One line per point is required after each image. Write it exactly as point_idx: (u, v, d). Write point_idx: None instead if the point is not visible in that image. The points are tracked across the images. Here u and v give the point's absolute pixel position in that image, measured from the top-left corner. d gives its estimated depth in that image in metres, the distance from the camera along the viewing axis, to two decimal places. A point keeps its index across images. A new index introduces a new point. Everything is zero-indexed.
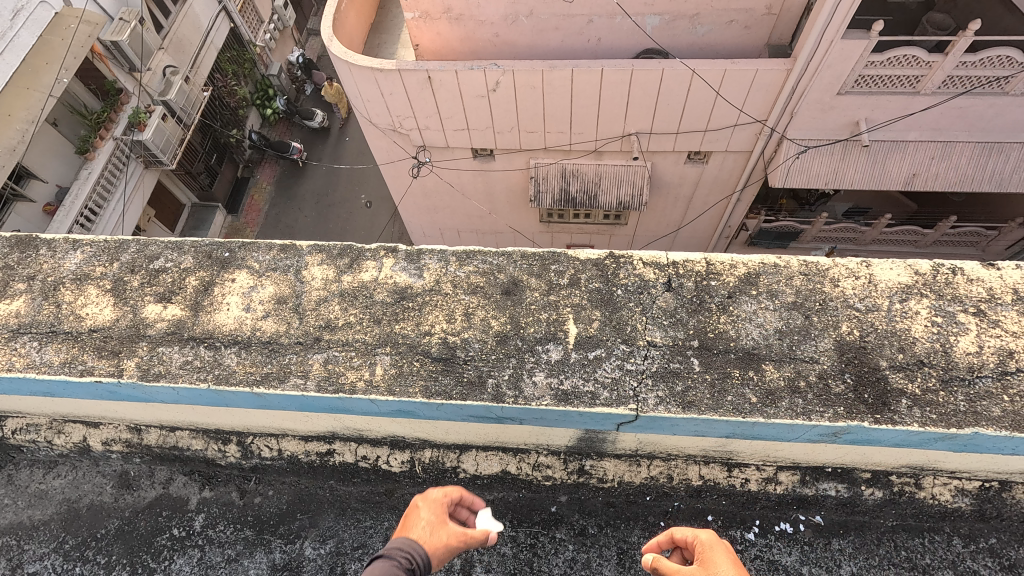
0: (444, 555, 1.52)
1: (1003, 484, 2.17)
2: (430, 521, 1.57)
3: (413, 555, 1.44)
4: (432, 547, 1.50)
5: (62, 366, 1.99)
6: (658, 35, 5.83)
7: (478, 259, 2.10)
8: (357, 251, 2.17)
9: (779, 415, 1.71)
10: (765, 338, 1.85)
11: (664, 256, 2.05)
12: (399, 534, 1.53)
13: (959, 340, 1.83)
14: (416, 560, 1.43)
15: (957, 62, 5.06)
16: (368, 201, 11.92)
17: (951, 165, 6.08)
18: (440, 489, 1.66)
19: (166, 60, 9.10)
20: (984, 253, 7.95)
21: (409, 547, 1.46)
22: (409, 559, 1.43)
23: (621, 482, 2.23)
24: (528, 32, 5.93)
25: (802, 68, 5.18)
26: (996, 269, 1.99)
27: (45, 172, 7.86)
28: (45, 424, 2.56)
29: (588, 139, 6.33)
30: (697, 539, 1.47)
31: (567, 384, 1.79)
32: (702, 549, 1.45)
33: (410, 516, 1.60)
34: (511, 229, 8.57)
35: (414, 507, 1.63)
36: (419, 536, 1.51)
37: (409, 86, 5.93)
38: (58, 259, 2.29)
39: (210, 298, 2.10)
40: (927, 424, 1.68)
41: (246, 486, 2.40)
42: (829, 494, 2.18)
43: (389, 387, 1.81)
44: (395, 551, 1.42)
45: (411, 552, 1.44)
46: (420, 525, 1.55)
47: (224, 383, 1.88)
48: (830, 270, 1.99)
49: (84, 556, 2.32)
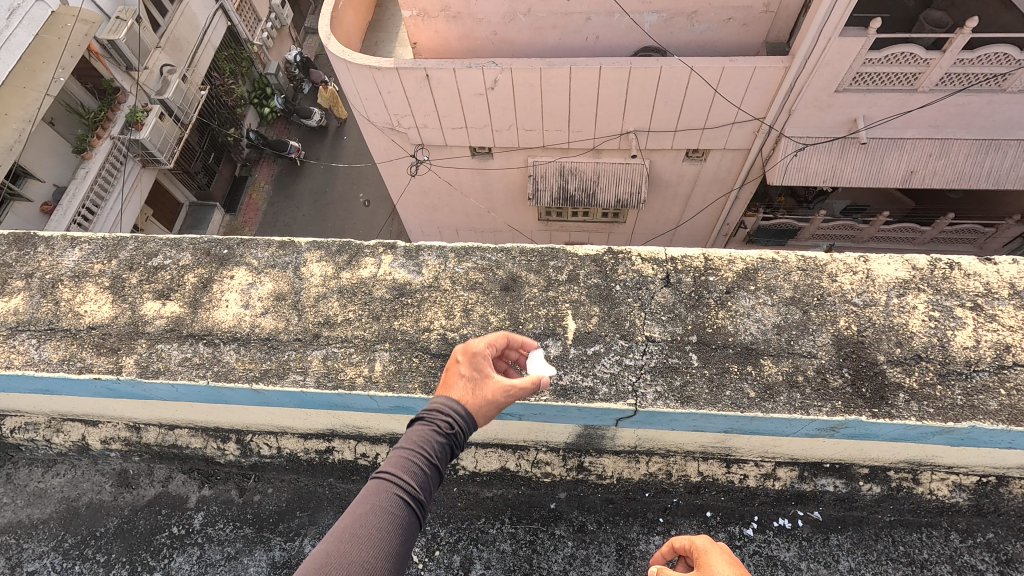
0: (491, 408, 1.45)
1: (1000, 479, 2.18)
2: (473, 377, 1.48)
3: (455, 418, 1.36)
4: (475, 405, 1.41)
5: (60, 364, 1.99)
6: (656, 33, 5.82)
7: (477, 255, 2.10)
8: (356, 247, 2.17)
9: (776, 410, 1.72)
10: (763, 333, 1.85)
11: (662, 252, 2.05)
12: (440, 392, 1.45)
13: (956, 334, 1.84)
14: (458, 424, 1.35)
15: (954, 60, 5.07)
16: (367, 200, 11.91)
17: (949, 162, 6.09)
18: (483, 342, 1.53)
19: (163, 58, 9.07)
20: (981, 250, 7.98)
21: (451, 408, 1.38)
22: (451, 422, 1.35)
23: (620, 478, 2.24)
24: (526, 30, 5.93)
25: (800, 65, 5.18)
26: (993, 264, 2.00)
27: (42, 172, 7.84)
28: (44, 422, 2.56)
29: (586, 137, 6.33)
30: (693, 544, 1.40)
31: (566, 380, 1.79)
32: (699, 555, 1.38)
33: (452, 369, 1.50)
34: (510, 227, 8.57)
35: (455, 362, 1.53)
36: (460, 397, 1.42)
37: (407, 85, 5.92)
38: (56, 257, 2.29)
39: (208, 295, 2.10)
40: (924, 418, 1.69)
41: (246, 484, 2.40)
42: (827, 490, 2.19)
43: (389, 383, 1.81)
44: (434, 415, 1.34)
45: (452, 416, 1.35)
46: (462, 382, 1.46)
47: (222, 379, 1.88)
48: (828, 265, 2.00)
49: (84, 554, 2.32)
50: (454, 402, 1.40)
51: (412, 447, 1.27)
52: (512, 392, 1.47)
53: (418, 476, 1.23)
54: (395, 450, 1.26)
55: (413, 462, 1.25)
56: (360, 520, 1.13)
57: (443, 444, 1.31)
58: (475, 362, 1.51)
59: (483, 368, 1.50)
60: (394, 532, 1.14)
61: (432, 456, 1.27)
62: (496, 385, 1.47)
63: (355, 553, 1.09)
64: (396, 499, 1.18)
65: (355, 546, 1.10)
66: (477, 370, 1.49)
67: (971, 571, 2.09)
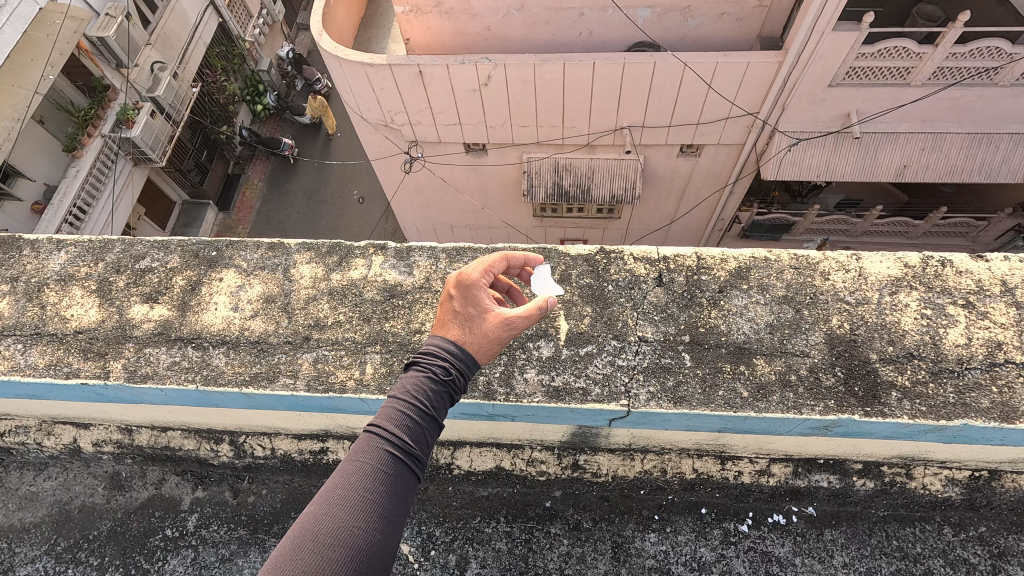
0: (491, 343, 1.43)
1: (992, 473, 2.19)
2: (477, 305, 1.45)
3: (454, 358, 1.34)
4: (476, 340, 1.39)
5: (47, 368, 1.96)
6: (649, 28, 5.80)
7: (468, 256, 2.09)
8: (346, 248, 2.15)
9: (770, 409, 1.72)
10: (756, 332, 1.85)
11: (655, 251, 2.05)
12: (437, 329, 1.41)
13: (948, 332, 1.84)
14: (456, 368, 1.33)
15: (946, 54, 5.08)
16: (361, 197, 11.85)
17: (941, 157, 6.10)
18: (477, 272, 1.46)
19: (154, 55, 8.98)
20: (974, 244, 8.02)
21: (449, 349, 1.36)
22: (448, 366, 1.33)
23: (615, 476, 2.23)
24: (520, 26, 5.90)
25: (793, 60, 5.18)
26: (984, 261, 2.00)
27: (32, 171, 7.75)
28: (34, 425, 2.54)
29: (580, 133, 6.31)
30: None
31: (559, 381, 1.78)
32: None
33: (447, 301, 1.45)
34: (504, 224, 8.55)
35: (449, 295, 1.47)
36: (458, 336, 1.39)
37: (400, 81, 5.88)
38: (42, 260, 2.26)
39: (196, 297, 2.08)
40: (916, 416, 1.69)
41: (239, 485, 2.38)
42: (821, 485, 2.19)
43: (380, 386, 1.80)
44: (430, 358, 1.31)
45: (449, 359, 1.33)
46: (459, 316, 1.42)
47: (212, 384, 1.86)
48: (820, 263, 2.00)
49: (76, 557, 2.31)
50: (453, 340, 1.38)
51: (405, 399, 1.25)
52: (516, 323, 1.47)
53: (410, 433, 1.21)
54: (386, 404, 1.24)
55: (406, 416, 1.23)
56: (348, 481, 1.12)
57: (439, 390, 1.29)
58: (478, 290, 1.47)
59: (486, 297, 1.48)
60: (387, 489, 1.13)
61: (427, 404, 1.26)
62: (499, 316, 1.46)
63: (343, 516, 1.08)
64: (387, 456, 1.17)
65: (345, 508, 1.08)
66: (479, 299, 1.46)
67: (963, 564, 2.11)
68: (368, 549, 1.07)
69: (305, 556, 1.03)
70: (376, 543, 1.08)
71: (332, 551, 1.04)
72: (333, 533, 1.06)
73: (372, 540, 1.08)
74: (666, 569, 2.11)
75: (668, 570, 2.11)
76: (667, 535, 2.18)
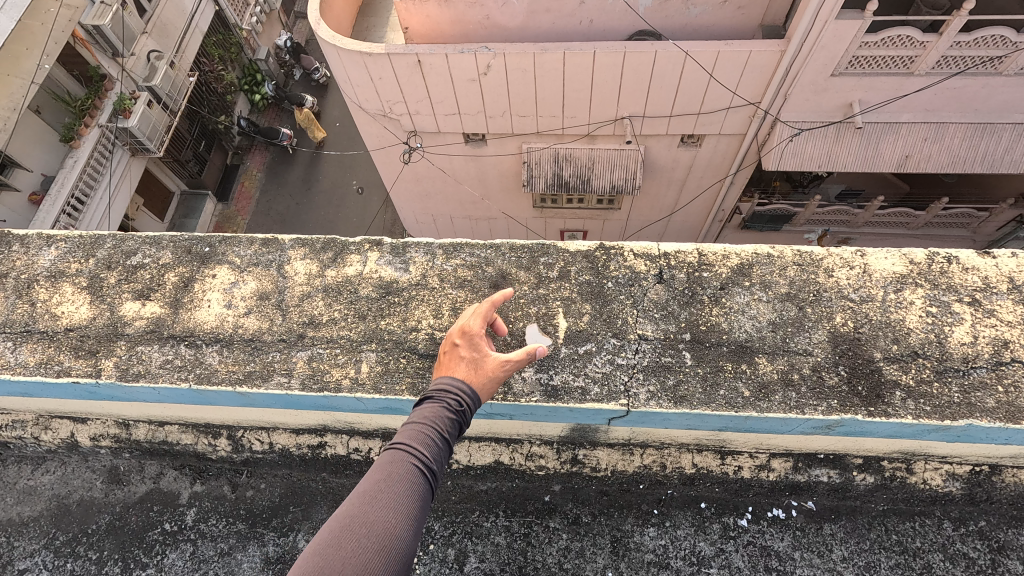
0: (495, 384, 1.48)
1: (993, 467, 2.16)
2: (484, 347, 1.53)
3: (466, 393, 1.40)
4: (483, 380, 1.46)
5: (37, 367, 1.94)
6: (650, 16, 5.72)
7: (466, 252, 2.05)
8: (341, 244, 2.11)
9: (772, 409, 1.69)
10: (758, 330, 1.82)
11: (655, 248, 2.01)
12: (445, 370, 1.48)
13: (953, 330, 1.82)
14: (468, 401, 1.40)
15: (951, 42, 5.00)
16: (360, 187, 11.79)
17: (945, 147, 6.03)
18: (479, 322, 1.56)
19: (150, 44, 8.87)
20: (975, 235, 7.99)
21: (460, 385, 1.42)
22: (459, 399, 1.39)
23: (614, 471, 2.22)
24: (519, 14, 5.81)
25: (796, 49, 5.11)
26: (991, 258, 1.96)
27: (29, 161, 7.70)
28: (31, 419, 2.51)
29: (580, 123, 6.25)
30: None
31: (557, 380, 1.76)
32: None
33: (452, 348, 1.54)
34: (504, 215, 8.49)
35: (454, 345, 1.54)
36: (467, 375, 1.45)
37: (399, 71, 5.80)
38: (31, 256, 2.22)
39: (189, 295, 2.05)
40: (921, 416, 1.67)
41: (238, 479, 2.37)
42: (821, 480, 2.17)
43: (375, 385, 1.77)
44: (444, 393, 1.38)
45: (461, 393, 1.39)
46: (466, 359, 1.50)
47: (205, 382, 1.84)
48: (824, 259, 1.96)
49: (74, 552, 2.29)
50: (462, 380, 1.44)
51: (424, 422, 1.32)
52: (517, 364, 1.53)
53: (433, 449, 1.27)
54: (408, 425, 1.30)
55: (427, 434, 1.29)
56: (381, 482, 1.18)
57: (453, 419, 1.35)
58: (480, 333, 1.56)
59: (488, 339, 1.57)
60: (413, 495, 1.18)
61: (443, 430, 1.32)
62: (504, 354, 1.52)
63: (377, 516, 1.13)
64: (413, 466, 1.23)
65: (378, 506, 1.14)
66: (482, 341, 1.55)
67: (963, 558, 2.10)
68: (395, 548, 1.11)
69: (339, 545, 1.08)
70: (405, 545, 1.13)
71: (366, 544, 1.09)
72: (366, 529, 1.11)
73: (400, 541, 1.13)
74: (665, 563, 2.10)
75: (667, 564, 2.10)
76: (667, 530, 2.17)
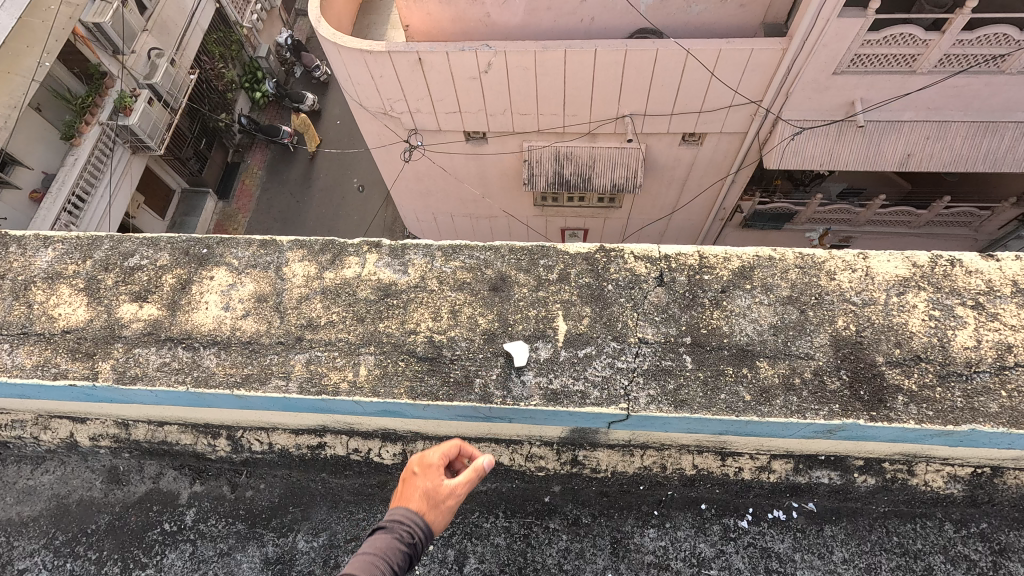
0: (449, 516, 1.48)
1: (994, 469, 2.14)
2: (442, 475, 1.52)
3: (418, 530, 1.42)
4: (438, 515, 1.46)
5: (34, 369, 1.93)
6: (652, 14, 5.69)
7: (465, 254, 2.04)
8: (339, 246, 2.10)
9: (773, 414, 1.68)
10: (759, 334, 1.81)
11: (656, 250, 2.00)
12: (400, 501, 1.49)
13: (957, 334, 1.80)
14: (420, 535, 1.42)
15: (953, 40, 4.98)
16: (361, 185, 11.78)
17: (947, 146, 6.00)
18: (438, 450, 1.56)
19: (150, 42, 8.85)
20: (976, 233, 7.97)
21: (413, 519, 1.44)
22: (411, 535, 1.42)
23: (614, 472, 2.20)
24: (520, 12, 5.79)
25: (797, 48, 5.09)
26: (995, 260, 1.95)
27: (29, 159, 7.69)
28: (30, 419, 2.50)
29: (581, 121, 6.23)
30: None
31: (557, 384, 1.75)
32: None
33: (410, 477, 1.55)
34: (505, 213, 8.48)
35: (413, 473, 1.55)
36: (420, 508, 1.46)
37: (399, 69, 5.79)
38: (29, 257, 2.21)
39: (187, 296, 2.04)
40: (923, 421, 1.66)
41: (237, 480, 2.36)
42: (822, 482, 2.15)
43: (373, 388, 1.77)
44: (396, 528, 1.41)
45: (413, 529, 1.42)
46: (421, 491, 1.50)
47: (203, 385, 1.83)
48: (826, 262, 1.95)
49: (74, 552, 2.29)
50: (416, 513, 1.45)
51: (375, 554, 1.34)
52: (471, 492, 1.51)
53: None
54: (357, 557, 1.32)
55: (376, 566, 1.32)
56: None
57: (403, 553, 1.38)
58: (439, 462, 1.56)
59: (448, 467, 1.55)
60: None
61: (393, 563, 1.34)
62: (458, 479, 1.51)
63: None
64: None
65: None
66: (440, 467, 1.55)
67: (963, 560, 2.09)
68: None
69: None
70: None
71: None
72: None
73: None
74: (665, 564, 2.10)
75: (667, 566, 2.10)
76: (667, 531, 2.16)
